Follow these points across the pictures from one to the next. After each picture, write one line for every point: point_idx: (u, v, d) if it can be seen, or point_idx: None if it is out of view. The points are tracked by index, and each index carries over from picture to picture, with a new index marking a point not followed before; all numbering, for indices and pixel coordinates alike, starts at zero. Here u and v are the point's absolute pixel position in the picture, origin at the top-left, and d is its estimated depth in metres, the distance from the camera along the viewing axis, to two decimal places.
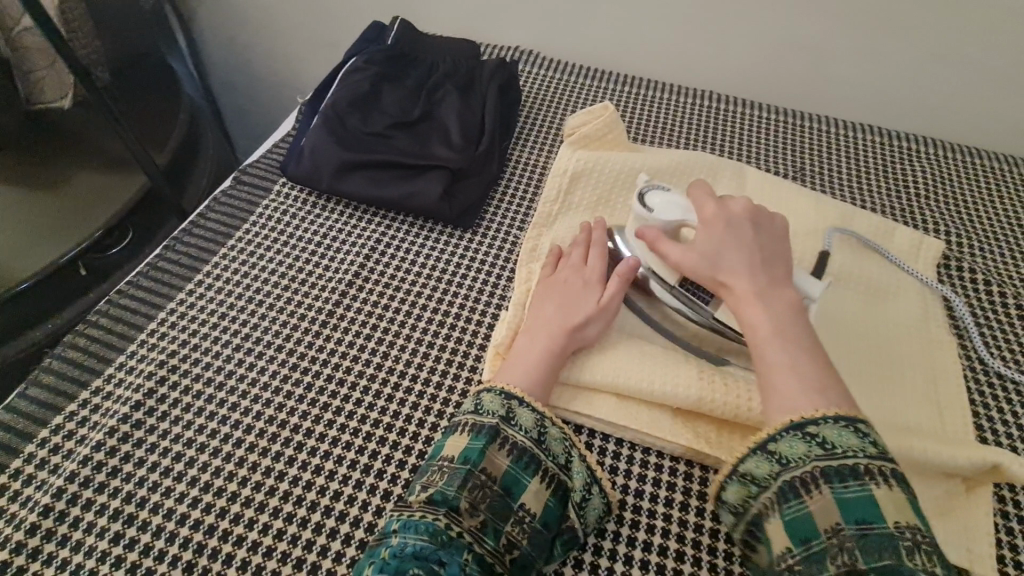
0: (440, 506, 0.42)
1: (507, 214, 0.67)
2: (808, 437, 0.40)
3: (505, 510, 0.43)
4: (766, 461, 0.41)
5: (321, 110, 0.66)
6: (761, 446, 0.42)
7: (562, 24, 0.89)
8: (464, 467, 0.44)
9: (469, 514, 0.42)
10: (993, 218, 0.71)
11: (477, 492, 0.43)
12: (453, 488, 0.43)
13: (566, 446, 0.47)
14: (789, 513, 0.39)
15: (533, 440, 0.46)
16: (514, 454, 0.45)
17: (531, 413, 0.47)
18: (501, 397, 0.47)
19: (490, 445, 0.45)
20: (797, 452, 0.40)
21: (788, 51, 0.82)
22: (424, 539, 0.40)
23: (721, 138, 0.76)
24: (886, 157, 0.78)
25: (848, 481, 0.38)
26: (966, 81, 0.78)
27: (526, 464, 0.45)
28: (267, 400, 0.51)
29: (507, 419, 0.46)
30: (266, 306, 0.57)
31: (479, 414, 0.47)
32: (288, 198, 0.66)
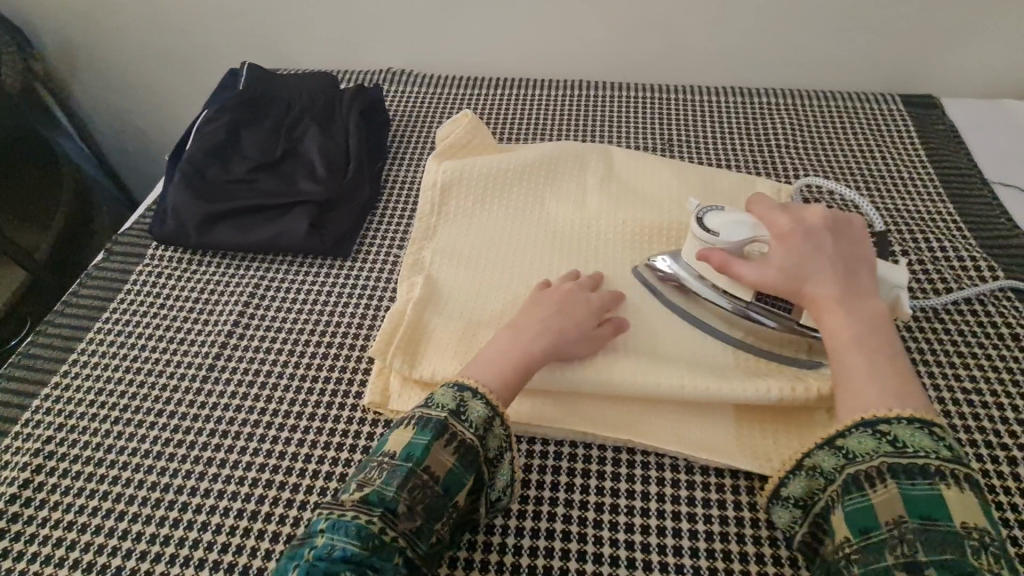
0: (376, 507, 0.40)
1: (383, 234, 0.67)
2: (878, 434, 0.41)
3: (444, 511, 0.42)
4: (833, 457, 0.43)
5: (180, 166, 0.65)
6: (828, 440, 0.43)
7: (426, 38, 0.91)
8: (406, 465, 0.42)
9: (407, 515, 0.40)
10: (848, 155, 0.75)
11: (415, 492, 0.41)
12: (391, 488, 0.41)
13: (503, 444, 0.46)
14: (851, 504, 0.40)
15: (480, 437, 0.44)
16: (460, 451, 0.43)
17: (483, 407, 0.46)
18: (454, 390, 0.46)
19: (437, 441, 0.43)
20: (864, 448, 0.41)
21: (641, 27, 0.85)
22: (354, 544, 0.38)
23: (590, 123, 0.78)
24: (748, 113, 0.81)
25: (916, 479, 0.39)
26: (805, 29, 0.83)
27: (469, 463, 0.43)
28: (149, 467, 0.51)
29: (458, 412, 0.45)
30: (146, 374, 0.57)
31: (431, 407, 0.45)
32: (161, 259, 0.66)
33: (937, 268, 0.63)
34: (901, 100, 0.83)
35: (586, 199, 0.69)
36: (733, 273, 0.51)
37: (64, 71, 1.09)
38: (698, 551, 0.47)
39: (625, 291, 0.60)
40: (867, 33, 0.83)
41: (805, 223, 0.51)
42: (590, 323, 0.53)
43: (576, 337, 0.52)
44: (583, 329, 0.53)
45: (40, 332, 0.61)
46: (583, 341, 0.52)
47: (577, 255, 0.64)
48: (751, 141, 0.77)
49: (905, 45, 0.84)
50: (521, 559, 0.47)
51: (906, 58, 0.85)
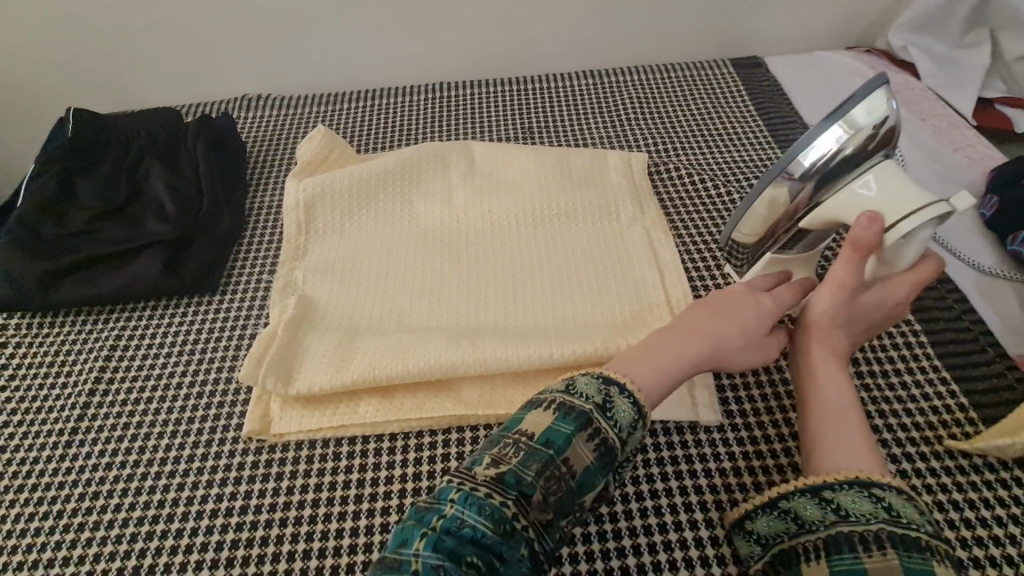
0: (511, 488, 0.37)
1: (253, 262, 0.66)
2: (873, 497, 0.37)
3: (574, 507, 0.39)
4: (819, 508, 0.38)
5: (7, 225, 0.60)
6: (818, 490, 0.39)
7: (277, 61, 0.90)
8: (547, 452, 0.39)
9: (538, 505, 0.37)
10: (689, 120, 0.81)
11: (552, 479, 0.38)
12: (529, 473, 0.38)
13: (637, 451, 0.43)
14: (837, 562, 0.36)
15: (620, 439, 0.41)
16: (600, 450, 0.40)
17: (630, 407, 0.43)
18: (602, 384, 0.43)
19: (579, 433, 0.40)
20: (858, 508, 0.37)
21: (486, 25, 0.88)
22: (487, 525, 0.35)
23: (449, 122, 0.80)
24: (597, 94, 0.86)
25: (914, 552, 0.34)
26: (634, 10, 0.89)
27: (604, 463, 0.40)
28: (10, 547, 0.47)
29: (604, 406, 0.42)
30: (0, 450, 0.53)
31: (575, 395, 0.42)
32: (4, 328, 0.61)
33: None
34: (731, 64, 0.91)
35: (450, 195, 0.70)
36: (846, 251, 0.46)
37: None
38: None
39: (496, 277, 0.62)
40: (690, 6, 0.90)
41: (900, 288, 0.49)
42: (757, 330, 0.49)
43: (741, 344, 0.49)
44: (745, 331, 0.49)
45: None
46: (751, 348, 0.50)
47: (449, 251, 0.65)
48: (602, 119, 0.82)
49: (725, 14, 0.92)
50: None
51: (728, 26, 0.94)
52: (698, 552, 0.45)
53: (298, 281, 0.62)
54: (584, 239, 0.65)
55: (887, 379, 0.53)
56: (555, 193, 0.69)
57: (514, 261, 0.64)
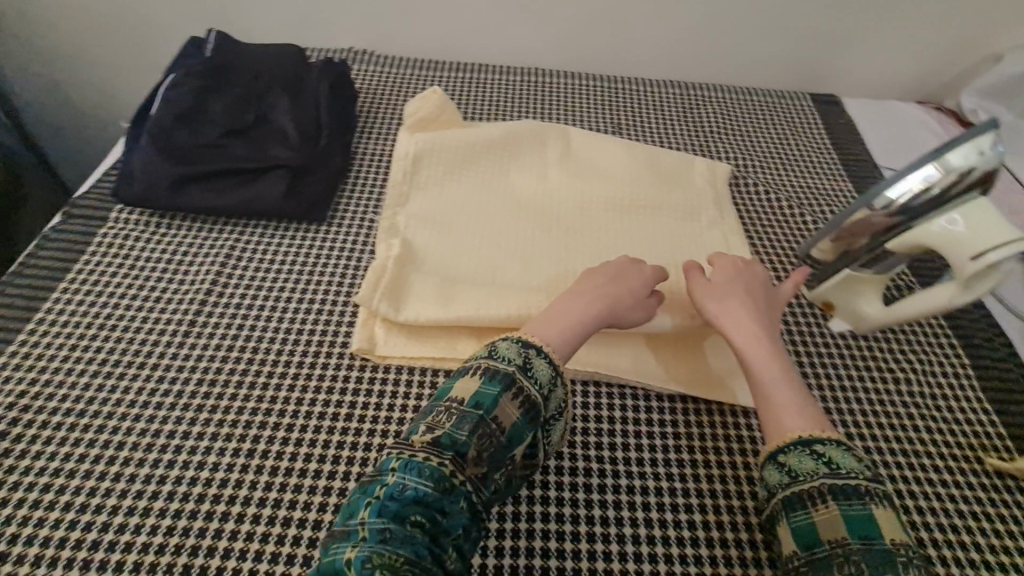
0: (446, 449, 0.42)
1: (358, 201, 0.71)
2: (815, 455, 0.43)
3: (505, 460, 0.44)
4: (778, 474, 0.44)
5: (147, 128, 0.65)
6: (772, 456, 0.45)
7: (387, 21, 0.94)
8: (477, 413, 0.43)
9: (474, 462, 0.42)
10: (769, 142, 0.86)
11: (484, 438, 0.43)
12: (463, 432, 0.43)
13: (560, 406, 0.48)
14: (797, 522, 0.41)
15: (544, 395, 0.46)
16: (526, 406, 0.45)
17: (547, 366, 0.48)
18: (521, 347, 0.48)
19: (505, 393, 0.45)
20: (805, 467, 0.43)
21: (590, 22, 0.93)
22: (428, 485, 0.40)
23: (545, 106, 0.87)
24: (684, 103, 0.91)
25: (852, 500, 0.41)
26: (731, 31, 0.94)
27: (531, 417, 0.45)
28: (136, 415, 0.52)
29: (525, 368, 0.47)
30: (124, 329, 0.58)
31: (496, 360, 0.47)
32: (128, 222, 0.65)
33: None
34: (811, 98, 0.96)
35: (545, 171, 0.75)
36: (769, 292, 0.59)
37: None
38: (658, 461, 0.54)
39: (583, 252, 0.67)
40: (782, 38, 0.95)
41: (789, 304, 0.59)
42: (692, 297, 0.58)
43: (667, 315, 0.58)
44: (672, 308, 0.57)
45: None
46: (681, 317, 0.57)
47: (540, 220, 0.70)
48: (688, 127, 0.87)
49: (814, 50, 0.97)
50: None
51: (813, 62, 0.99)
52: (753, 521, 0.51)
53: (402, 223, 0.67)
54: (668, 232, 0.70)
55: (936, 401, 0.58)
56: (644, 185, 0.74)
57: (601, 240, 0.69)
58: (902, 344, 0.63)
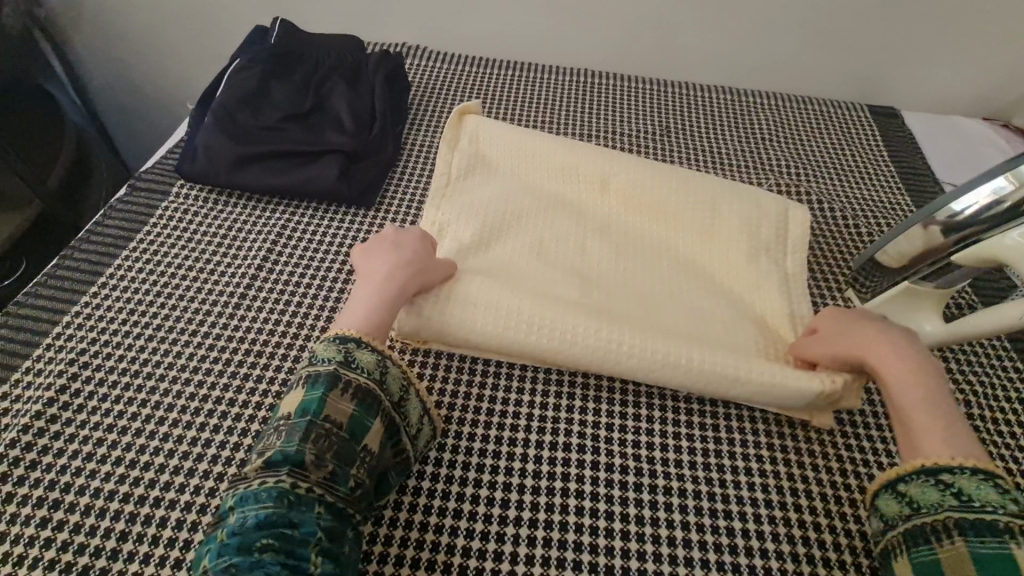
0: (281, 464, 0.43)
1: (405, 190, 0.72)
2: (942, 485, 0.43)
3: (353, 455, 0.45)
4: (898, 503, 0.44)
5: (211, 109, 0.68)
6: (892, 487, 0.45)
7: (443, 16, 0.96)
8: (305, 418, 0.45)
9: (315, 466, 0.43)
10: (824, 152, 0.84)
11: (321, 440, 0.44)
12: (293, 443, 0.44)
13: (402, 381, 0.51)
14: (918, 556, 0.42)
15: (376, 380, 0.48)
16: (357, 398, 0.47)
17: (370, 352, 0.50)
18: (338, 343, 0.49)
19: (328, 393, 0.46)
20: (929, 499, 0.43)
21: (645, 24, 0.93)
22: (267, 507, 0.41)
23: (594, 107, 0.87)
24: (736, 110, 0.90)
25: (985, 536, 0.40)
26: (790, 38, 0.92)
27: (367, 406, 0.47)
28: (187, 380, 0.54)
29: (347, 362, 0.48)
30: (177, 298, 0.60)
31: (316, 363, 0.48)
32: (188, 196, 0.68)
33: None
34: (869, 109, 0.93)
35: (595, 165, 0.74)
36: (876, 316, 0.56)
37: (63, 18, 1.06)
38: (695, 464, 0.54)
39: (629, 249, 0.66)
40: (843, 47, 0.93)
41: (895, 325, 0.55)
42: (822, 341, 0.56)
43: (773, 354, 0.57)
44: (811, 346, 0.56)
45: (66, 257, 0.63)
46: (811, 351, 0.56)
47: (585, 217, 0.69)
48: (739, 134, 0.85)
49: (874, 61, 0.94)
50: (540, 466, 0.53)
51: (873, 74, 0.96)
52: (787, 532, 0.50)
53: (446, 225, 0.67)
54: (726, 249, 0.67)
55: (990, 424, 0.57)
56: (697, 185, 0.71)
57: (648, 238, 0.68)
58: (957, 364, 0.61)
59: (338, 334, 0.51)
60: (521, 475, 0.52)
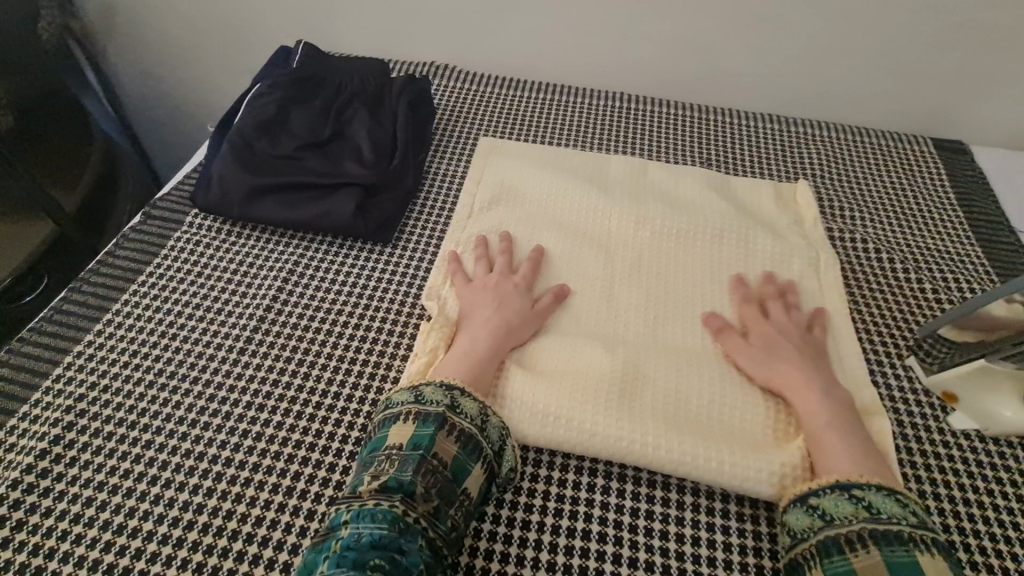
0: (394, 492, 0.42)
1: (426, 225, 0.68)
2: (854, 499, 0.44)
3: (455, 496, 0.44)
4: (808, 515, 0.44)
5: (228, 136, 0.65)
6: (803, 500, 0.45)
7: (475, 36, 0.92)
8: (416, 453, 0.44)
9: (423, 499, 0.42)
10: (882, 192, 0.76)
11: (429, 476, 0.43)
12: (407, 473, 0.43)
13: (502, 434, 0.48)
14: (831, 565, 0.41)
15: (478, 427, 0.47)
16: (462, 440, 0.46)
17: (476, 402, 0.48)
18: (445, 388, 0.48)
19: (439, 431, 0.45)
20: (841, 510, 0.43)
21: (688, 46, 0.87)
22: (382, 529, 0.40)
23: (628, 136, 0.81)
24: (783, 142, 0.83)
25: (895, 546, 0.40)
26: (848, 63, 0.85)
27: (471, 451, 0.46)
28: (183, 433, 0.51)
29: (453, 407, 0.47)
30: (182, 339, 0.57)
31: (423, 403, 0.47)
32: (202, 228, 0.66)
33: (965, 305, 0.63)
34: (932, 143, 0.85)
35: (626, 205, 0.70)
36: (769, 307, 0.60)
37: (97, 31, 1.06)
38: (732, 563, 0.47)
39: (660, 300, 0.61)
40: (907, 76, 0.85)
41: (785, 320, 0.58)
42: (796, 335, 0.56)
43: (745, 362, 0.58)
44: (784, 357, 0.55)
45: (75, 289, 0.61)
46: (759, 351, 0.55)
47: (611, 260, 0.64)
48: (786, 168, 0.79)
49: (940, 91, 0.86)
50: (556, 557, 0.47)
51: (940, 103, 0.88)
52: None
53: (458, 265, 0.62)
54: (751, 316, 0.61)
55: None
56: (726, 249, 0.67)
57: (681, 288, 0.62)
58: None
59: (446, 380, 0.50)
60: (533, 566, 0.46)
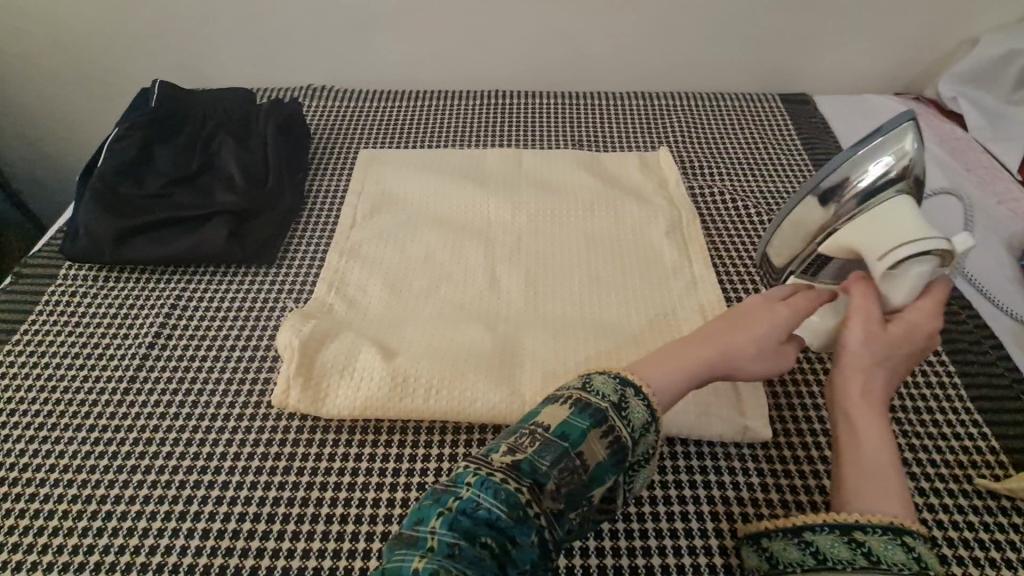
0: (525, 476, 0.38)
1: (308, 240, 0.70)
2: (907, 547, 0.37)
3: (582, 501, 0.39)
4: (847, 548, 0.38)
5: (89, 183, 0.65)
6: (848, 530, 0.39)
7: (344, 54, 0.94)
8: (563, 444, 0.40)
9: (550, 495, 0.38)
10: (735, 147, 0.83)
11: (564, 473, 0.39)
12: (545, 461, 0.39)
13: (649, 452, 0.42)
14: None
15: (633, 437, 0.41)
16: (613, 446, 0.40)
17: (643, 408, 0.43)
18: (617, 383, 0.43)
19: (595, 428, 0.40)
20: (891, 555, 0.37)
21: (548, 39, 0.92)
22: (501, 509, 0.37)
23: (502, 130, 0.85)
24: (645, 115, 0.89)
25: None
26: (692, 35, 0.92)
27: (616, 461, 0.41)
28: (70, 479, 0.50)
29: (620, 406, 0.42)
30: (62, 389, 0.56)
31: (592, 393, 0.42)
32: (75, 277, 0.65)
33: None
34: (778, 98, 0.93)
35: (502, 195, 0.74)
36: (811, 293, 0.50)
37: None
38: None
39: (538, 274, 0.65)
40: (746, 41, 0.93)
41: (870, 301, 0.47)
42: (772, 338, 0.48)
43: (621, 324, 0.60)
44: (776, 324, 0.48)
45: None
46: (765, 356, 0.48)
47: (490, 245, 0.68)
48: (649, 138, 0.85)
49: (777, 51, 0.95)
50: None
51: (780, 62, 0.96)
52: (718, 542, 0.47)
53: (341, 274, 0.64)
54: (616, 271, 0.65)
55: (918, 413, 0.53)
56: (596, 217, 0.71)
57: (557, 260, 0.66)
58: None
59: (619, 372, 0.45)
60: None
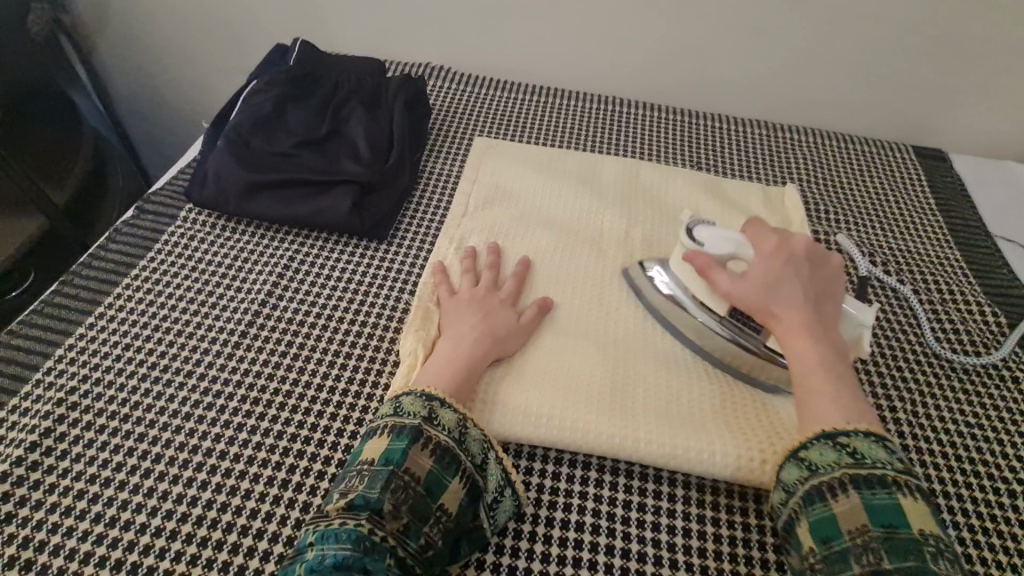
0: (361, 510, 0.41)
1: (420, 222, 0.69)
2: (838, 446, 0.45)
3: (427, 513, 0.42)
4: (798, 468, 0.45)
5: (224, 132, 0.65)
6: (793, 453, 0.46)
7: (470, 37, 0.93)
8: (387, 469, 0.43)
9: (391, 516, 0.41)
10: (866, 197, 0.79)
11: (398, 492, 0.42)
12: (374, 490, 0.42)
13: (483, 445, 0.47)
14: (814, 513, 0.43)
15: (456, 440, 0.46)
16: (437, 454, 0.44)
17: (454, 412, 0.47)
18: (422, 398, 0.47)
19: (412, 445, 0.44)
20: (826, 459, 0.44)
21: (681, 52, 0.89)
22: (345, 549, 0.39)
23: (621, 139, 0.83)
24: (772, 147, 0.85)
25: (876, 489, 0.42)
26: (835, 71, 0.87)
27: (447, 465, 0.44)
28: (178, 426, 0.51)
29: (430, 419, 0.46)
30: (176, 333, 0.57)
31: (400, 415, 0.46)
32: (195, 223, 0.66)
33: (944, 307, 0.66)
34: (913, 149, 0.87)
35: (621, 207, 0.71)
36: (711, 279, 0.54)
37: (89, 25, 1.05)
38: (723, 555, 0.48)
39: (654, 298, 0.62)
40: (891, 86, 0.88)
41: (789, 249, 0.54)
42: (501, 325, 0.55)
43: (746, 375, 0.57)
44: (506, 323, 0.56)
45: (66, 282, 0.60)
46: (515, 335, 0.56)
47: (605, 258, 0.66)
48: (775, 173, 0.81)
49: (922, 101, 0.89)
50: (551, 548, 0.47)
51: (922, 113, 0.91)
52: None
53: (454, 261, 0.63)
54: None
55: None
56: None
57: None
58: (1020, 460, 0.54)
59: (426, 390, 0.48)
60: (528, 558, 0.47)
